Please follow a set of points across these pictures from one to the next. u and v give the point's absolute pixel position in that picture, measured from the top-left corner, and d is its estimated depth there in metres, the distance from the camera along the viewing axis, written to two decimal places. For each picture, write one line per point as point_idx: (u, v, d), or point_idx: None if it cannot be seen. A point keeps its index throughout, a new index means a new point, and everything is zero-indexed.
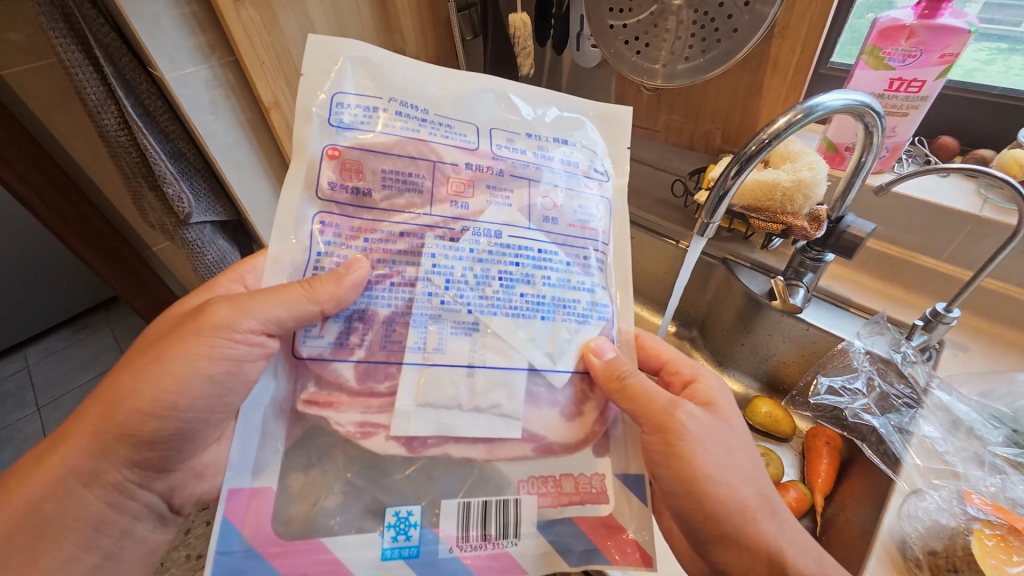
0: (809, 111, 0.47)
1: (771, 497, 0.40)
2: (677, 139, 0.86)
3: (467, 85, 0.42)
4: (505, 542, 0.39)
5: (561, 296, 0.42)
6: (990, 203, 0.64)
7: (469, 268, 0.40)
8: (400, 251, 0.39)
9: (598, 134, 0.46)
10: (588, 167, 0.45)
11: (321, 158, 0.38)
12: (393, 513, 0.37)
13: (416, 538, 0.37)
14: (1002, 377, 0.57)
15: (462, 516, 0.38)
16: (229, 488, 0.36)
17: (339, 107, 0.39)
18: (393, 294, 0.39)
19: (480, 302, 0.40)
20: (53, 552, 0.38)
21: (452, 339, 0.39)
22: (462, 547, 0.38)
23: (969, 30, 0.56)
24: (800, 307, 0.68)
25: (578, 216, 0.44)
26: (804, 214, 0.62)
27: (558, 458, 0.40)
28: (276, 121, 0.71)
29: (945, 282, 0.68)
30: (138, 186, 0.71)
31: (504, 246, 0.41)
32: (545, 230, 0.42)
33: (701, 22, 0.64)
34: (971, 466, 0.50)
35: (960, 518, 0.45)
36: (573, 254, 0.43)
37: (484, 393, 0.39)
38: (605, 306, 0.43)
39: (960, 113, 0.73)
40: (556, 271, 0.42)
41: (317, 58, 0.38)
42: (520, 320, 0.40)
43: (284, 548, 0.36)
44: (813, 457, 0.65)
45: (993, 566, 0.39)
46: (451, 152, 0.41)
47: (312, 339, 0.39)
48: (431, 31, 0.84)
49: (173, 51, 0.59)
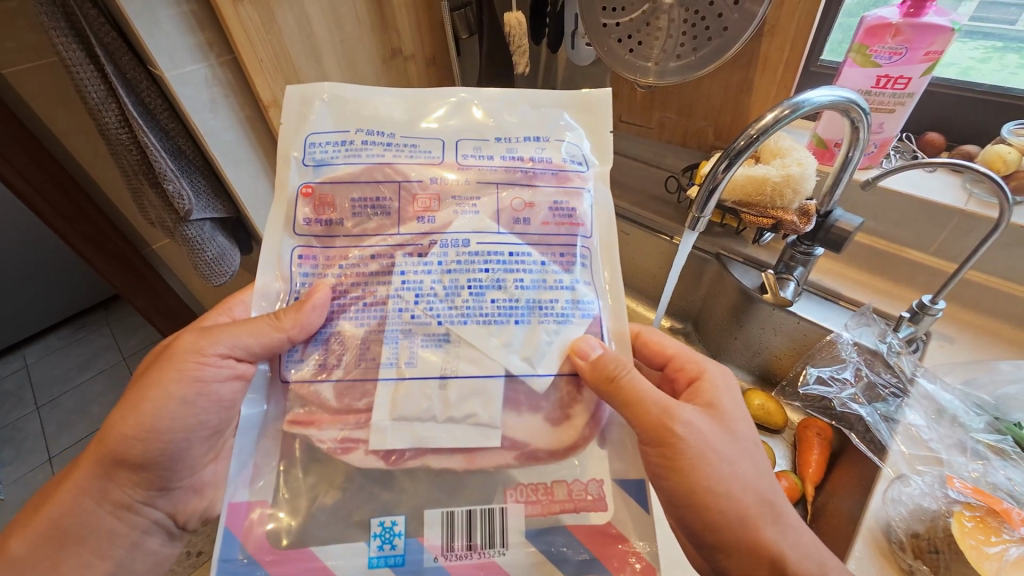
0: (796, 106, 0.49)
1: (774, 502, 0.40)
2: (671, 136, 0.88)
3: (432, 106, 0.45)
4: (491, 551, 0.39)
5: (537, 298, 0.42)
6: (974, 197, 0.65)
7: (438, 280, 0.41)
8: (372, 272, 0.41)
9: (575, 125, 0.47)
10: (564, 160, 0.45)
11: (297, 196, 0.42)
12: (379, 523, 0.39)
13: (401, 547, 0.38)
14: (980, 366, 0.59)
15: (447, 526, 0.39)
16: (228, 502, 0.38)
17: (313, 146, 0.42)
18: (365, 314, 0.41)
19: (449, 313, 0.41)
20: (74, 557, 0.41)
21: (424, 351, 0.40)
22: (447, 556, 0.38)
23: (954, 28, 0.57)
24: (790, 299, 0.70)
25: (554, 212, 0.44)
26: (793, 208, 0.64)
27: (545, 465, 0.41)
28: (274, 119, 0.71)
29: (932, 276, 0.69)
30: (139, 183, 0.72)
31: (472, 254, 0.42)
32: (516, 232, 0.43)
33: (693, 20, 0.65)
34: (954, 452, 0.52)
35: (942, 500, 0.46)
36: (549, 252, 0.43)
37: (458, 405, 0.39)
38: (588, 303, 0.43)
39: (948, 111, 0.74)
40: (529, 274, 0.42)
41: (293, 104, 0.43)
42: (492, 327, 0.41)
43: (277, 556, 0.38)
44: (804, 449, 0.67)
45: (972, 547, 0.41)
46: (417, 170, 0.43)
47: (295, 364, 0.41)
48: (428, 29, 0.84)
49: (173, 50, 0.60)
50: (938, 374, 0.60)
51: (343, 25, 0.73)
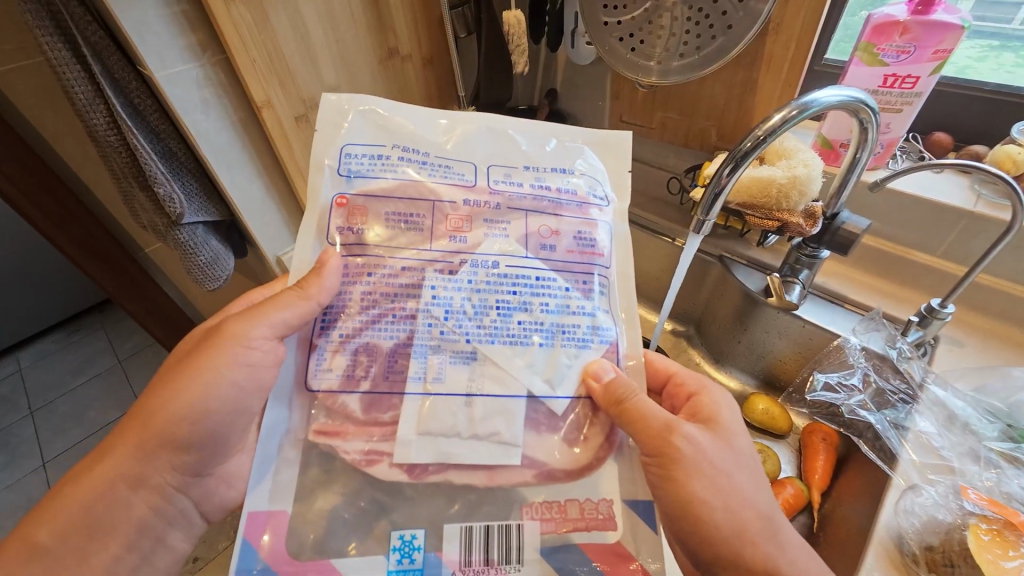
0: (803, 107, 0.47)
1: (773, 518, 0.39)
2: (673, 137, 0.86)
3: (467, 128, 0.44)
4: (508, 567, 0.38)
5: (560, 322, 0.41)
6: (983, 198, 0.64)
7: (467, 298, 0.40)
8: (402, 285, 0.40)
9: (597, 162, 0.46)
10: (587, 193, 0.44)
11: (331, 206, 0.41)
12: (398, 537, 0.37)
13: (420, 562, 0.37)
14: (990, 371, 0.57)
15: (466, 540, 0.37)
16: (247, 511, 0.37)
17: (348, 156, 0.41)
18: (396, 327, 0.39)
19: (478, 332, 0.40)
20: (102, 552, 0.38)
21: (452, 368, 0.39)
22: (465, 572, 0.37)
23: (964, 25, 0.56)
24: (796, 303, 0.69)
25: (579, 241, 0.43)
26: (799, 211, 0.62)
27: (562, 484, 0.40)
28: (268, 121, 0.69)
29: (940, 279, 0.68)
30: (129, 186, 0.70)
31: (500, 275, 0.41)
32: (542, 256, 0.42)
33: (697, 19, 0.63)
34: (967, 460, 0.51)
35: (957, 513, 0.45)
36: (573, 278, 0.42)
37: (483, 421, 0.38)
38: (607, 330, 0.42)
39: (955, 111, 0.73)
40: (554, 298, 0.41)
41: (331, 115, 0.42)
42: (517, 347, 0.40)
43: (295, 568, 0.36)
44: (810, 454, 0.65)
45: (989, 561, 0.40)
46: (449, 190, 0.42)
47: (322, 374, 0.39)
48: (424, 28, 0.82)
49: (162, 50, 0.58)
50: (946, 378, 0.59)
51: (338, 24, 0.71)
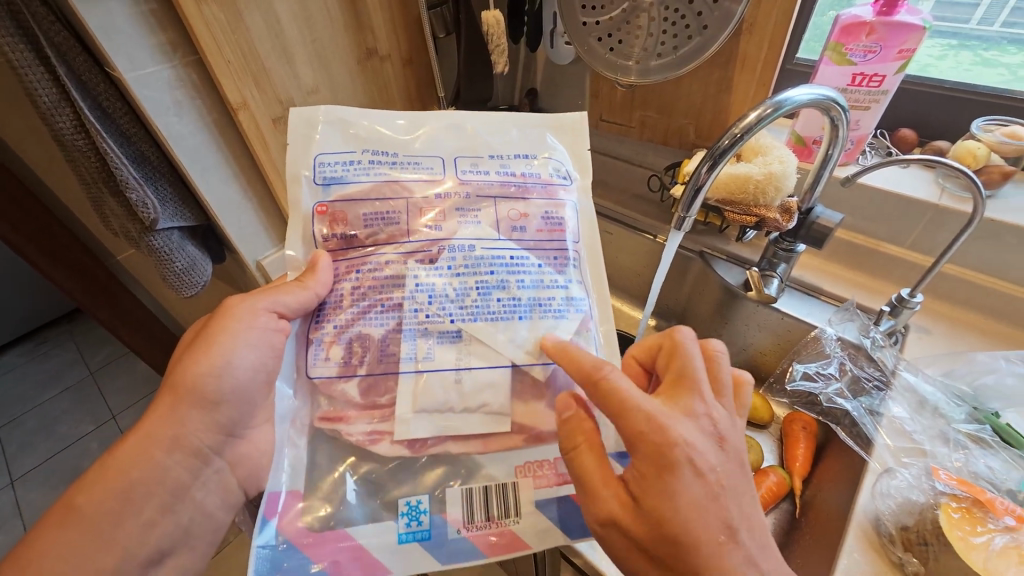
0: (778, 105, 0.49)
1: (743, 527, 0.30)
2: (652, 135, 0.88)
3: (432, 126, 0.44)
4: (508, 520, 0.38)
5: (537, 296, 0.41)
6: (946, 192, 0.67)
7: (449, 282, 0.40)
8: (386, 277, 0.40)
9: (557, 145, 0.46)
10: (550, 175, 0.45)
11: (312, 215, 0.41)
12: (405, 503, 0.38)
13: (427, 523, 0.37)
14: (957, 357, 0.60)
15: (467, 501, 0.38)
16: (268, 491, 0.37)
17: (323, 166, 0.42)
18: (384, 315, 0.39)
19: (461, 312, 0.39)
20: None
21: (440, 348, 0.39)
22: (468, 528, 0.38)
23: (925, 26, 0.58)
24: (774, 296, 0.71)
25: (546, 220, 0.43)
26: (776, 206, 0.65)
27: (547, 445, 0.40)
28: (243, 123, 0.67)
29: (908, 270, 0.70)
30: (99, 192, 0.68)
31: (477, 258, 0.41)
32: (515, 238, 0.42)
33: (673, 19, 0.65)
34: (937, 443, 0.53)
35: (929, 494, 0.47)
36: (545, 255, 0.42)
37: (473, 394, 0.38)
38: (582, 299, 0.42)
39: (917, 108, 0.76)
40: (528, 273, 0.41)
41: (301, 128, 0.42)
42: (499, 323, 0.40)
43: (314, 539, 0.37)
44: (791, 442, 0.67)
45: (960, 537, 0.42)
46: (423, 187, 0.42)
47: (320, 363, 0.39)
48: (402, 27, 0.81)
49: (131, 51, 0.57)
50: (916, 365, 0.61)
51: (315, 24, 0.69)
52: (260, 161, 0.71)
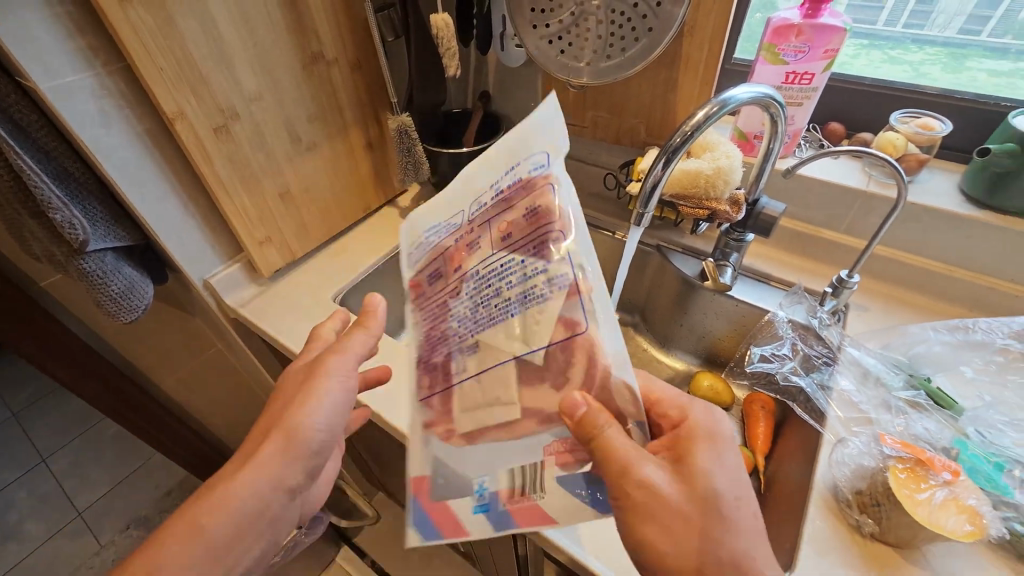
0: (723, 104, 0.52)
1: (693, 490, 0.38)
2: (604, 135, 0.90)
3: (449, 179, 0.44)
4: (534, 496, 0.39)
5: (520, 287, 0.35)
6: (873, 179, 0.73)
7: (461, 300, 0.39)
8: (432, 308, 0.42)
9: (542, 124, 0.36)
10: (525, 163, 0.36)
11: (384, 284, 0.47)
12: (478, 483, 0.40)
13: (485, 499, 0.40)
14: (891, 331, 0.65)
15: (510, 478, 0.39)
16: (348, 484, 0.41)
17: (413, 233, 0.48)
18: (437, 341, 0.41)
19: (470, 325, 0.38)
20: None
21: (463, 359, 0.39)
22: (512, 501, 0.40)
23: (846, 28, 0.63)
24: (729, 284, 0.75)
25: (521, 208, 0.36)
26: (725, 199, 0.68)
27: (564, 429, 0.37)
28: (181, 134, 0.63)
29: (845, 253, 0.76)
30: (15, 213, 0.62)
31: (468, 273, 0.39)
32: (490, 239, 0.38)
33: (619, 22, 0.66)
34: (881, 411, 0.57)
35: (879, 458, 0.50)
36: (522, 244, 0.35)
37: (489, 391, 0.37)
38: (564, 275, 0.33)
39: (842, 103, 0.82)
40: (508, 267, 0.36)
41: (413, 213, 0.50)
42: (496, 323, 0.37)
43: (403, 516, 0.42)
44: (752, 422, 0.71)
45: (907, 496, 0.46)
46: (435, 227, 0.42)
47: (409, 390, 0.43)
48: (348, 30, 0.77)
49: (47, 58, 0.52)
50: (856, 340, 0.66)
51: (256, 28, 0.66)
52: (203, 174, 0.67)
